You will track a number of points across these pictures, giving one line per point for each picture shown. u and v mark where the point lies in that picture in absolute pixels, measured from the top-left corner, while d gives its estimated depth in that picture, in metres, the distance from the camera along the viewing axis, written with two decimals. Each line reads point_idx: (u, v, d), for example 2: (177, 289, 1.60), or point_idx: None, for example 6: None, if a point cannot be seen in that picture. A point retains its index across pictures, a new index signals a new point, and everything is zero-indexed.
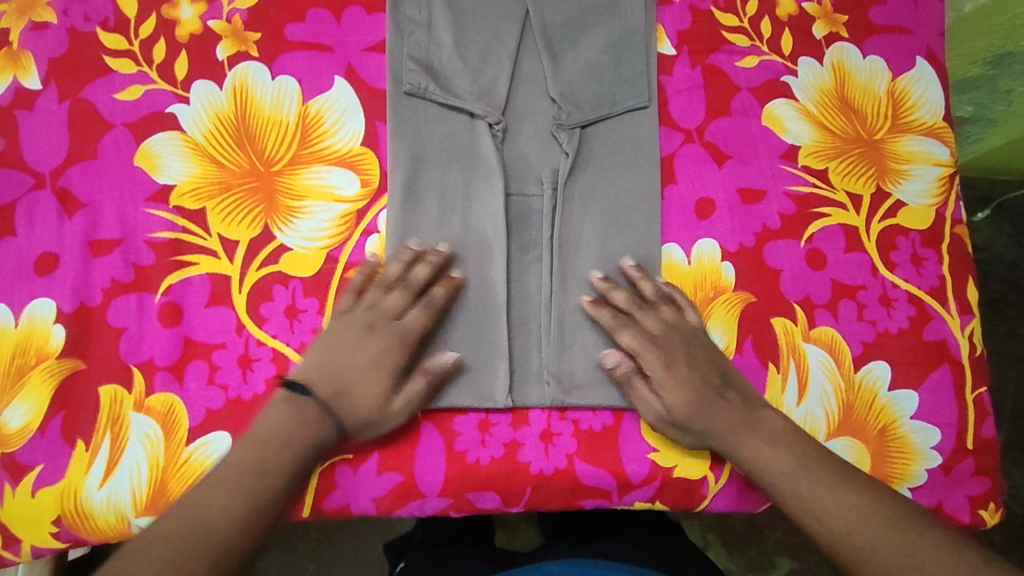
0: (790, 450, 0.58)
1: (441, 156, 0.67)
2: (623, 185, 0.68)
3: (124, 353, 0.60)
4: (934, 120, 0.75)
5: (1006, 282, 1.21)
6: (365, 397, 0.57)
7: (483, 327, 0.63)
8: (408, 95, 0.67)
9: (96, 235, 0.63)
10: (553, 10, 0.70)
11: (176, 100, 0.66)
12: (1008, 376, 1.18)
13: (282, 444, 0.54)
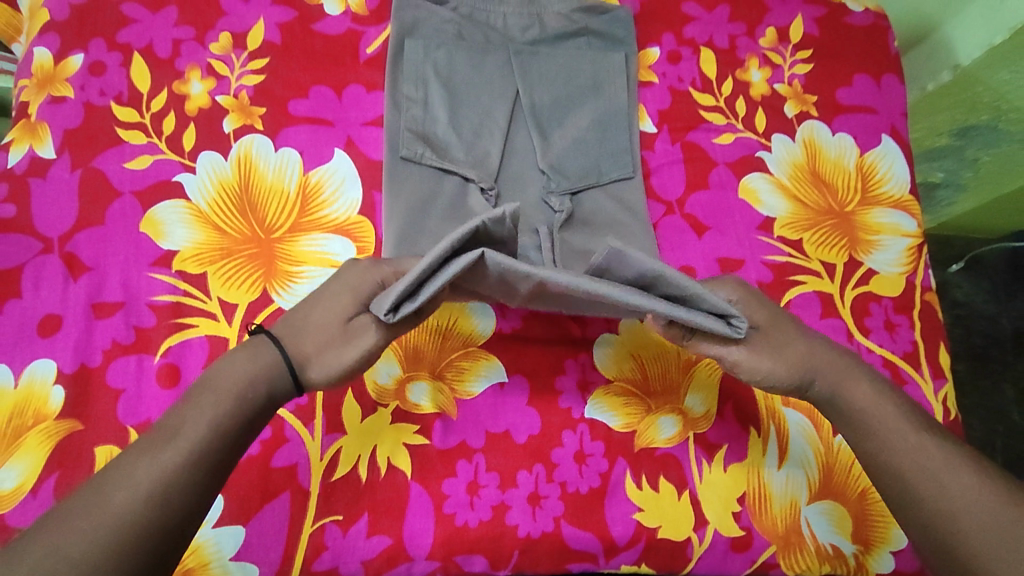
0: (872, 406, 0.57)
1: (439, 213, 0.69)
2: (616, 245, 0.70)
3: (122, 414, 0.62)
4: (901, 194, 0.80)
5: (990, 339, 1.26)
6: (324, 317, 0.53)
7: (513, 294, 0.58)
8: (405, 160, 0.71)
9: (99, 298, 0.65)
10: (542, 91, 0.75)
11: (183, 169, 0.70)
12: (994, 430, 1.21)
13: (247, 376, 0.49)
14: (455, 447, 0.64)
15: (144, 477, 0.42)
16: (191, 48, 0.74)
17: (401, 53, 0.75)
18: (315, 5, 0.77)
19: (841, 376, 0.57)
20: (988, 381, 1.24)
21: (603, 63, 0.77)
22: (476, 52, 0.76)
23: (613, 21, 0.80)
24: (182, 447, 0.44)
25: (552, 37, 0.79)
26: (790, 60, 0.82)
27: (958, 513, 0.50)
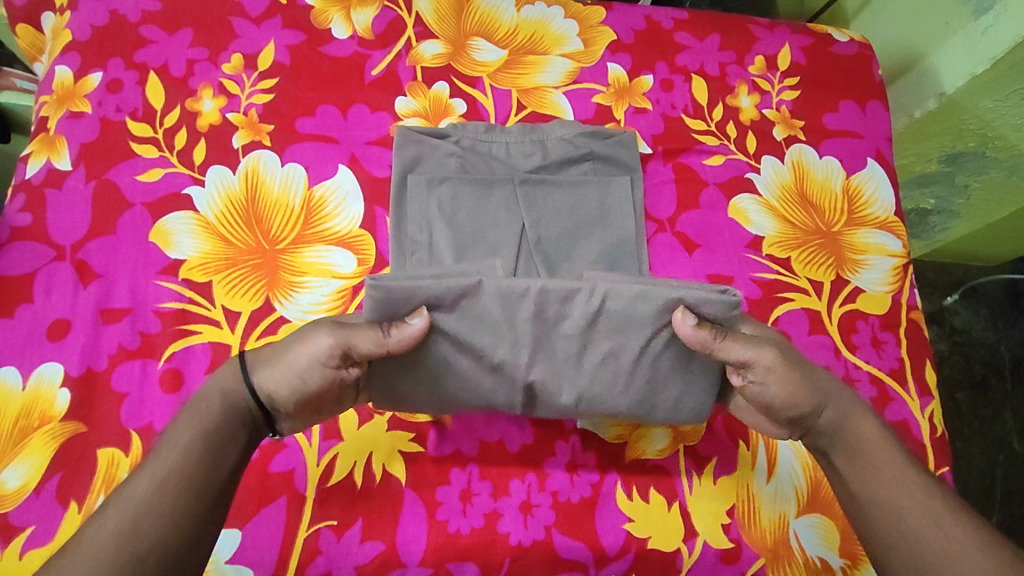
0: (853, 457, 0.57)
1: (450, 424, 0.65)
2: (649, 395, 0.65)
3: (124, 417, 0.63)
4: (887, 216, 0.82)
5: (988, 365, 1.28)
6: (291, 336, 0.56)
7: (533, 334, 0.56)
8: None
9: (108, 304, 0.67)
10: (549, 224, 0.73)
11: (193, 183, 0.73)
12: (995, 459, 1.24)
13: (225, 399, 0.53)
14: (449, 455, 0.66)
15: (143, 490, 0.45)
16: (204, 68, 0.77)
17: (404, 192, 0.74)
18: (323, 30, 0.81)
19: (850, 408, 0.59)
20: (989, 410, 1.26)
21: (607, 191, 0.76)
22: (479, 189, 0.73)
23: (618, 145, 0.78)
24: (152, 484, 0.46)
25: (556, 162, 0.77)
26: (778, 86, 0.86)
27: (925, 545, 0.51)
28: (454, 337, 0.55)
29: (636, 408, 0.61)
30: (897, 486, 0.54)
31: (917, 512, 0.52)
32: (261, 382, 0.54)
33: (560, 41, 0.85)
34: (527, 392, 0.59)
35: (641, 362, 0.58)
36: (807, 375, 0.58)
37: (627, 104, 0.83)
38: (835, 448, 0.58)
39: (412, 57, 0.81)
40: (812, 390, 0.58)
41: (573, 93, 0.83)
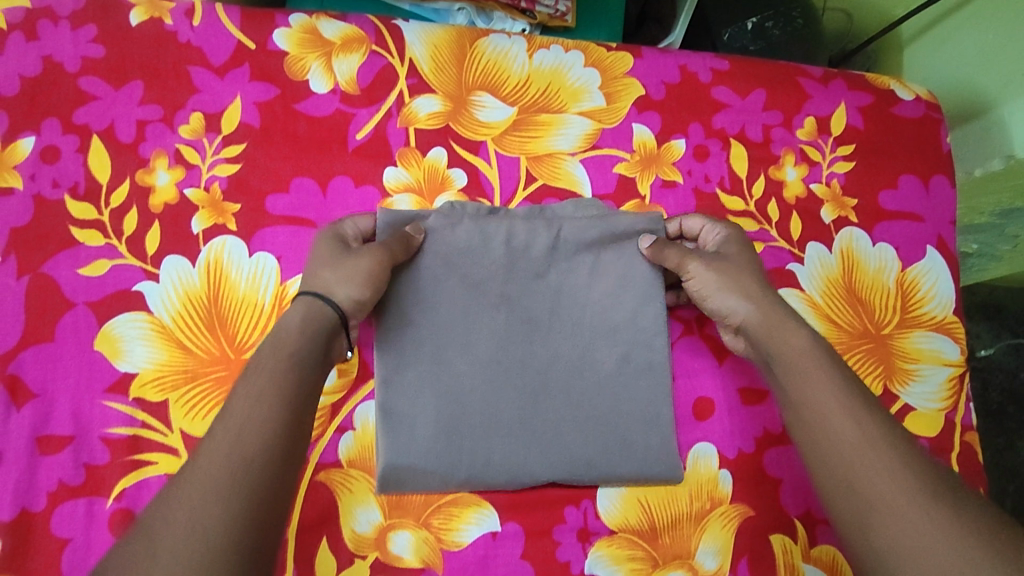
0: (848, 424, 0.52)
1: (433, 419, 0.61)
2: (631, 400, 0.65)
3: (66, 568, 0.55)
4: (945, 315, 0.72)
5: (1005, 392, 1.15)
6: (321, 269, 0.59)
7: (510, 262, 0.65)
8: (389, 411, 0.61)
9: (46, 430, 0.58)
10: (558, 339, 0.65)
11: (145, 277, 0.62)
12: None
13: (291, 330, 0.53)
14: None
15: (246, 436, 0.45)
16: (157, 130, 0.66)
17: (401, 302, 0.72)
18: (299, 82, 0.68)
19: (776, 321, 0.59)
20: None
21: (632, 270, 0.67)
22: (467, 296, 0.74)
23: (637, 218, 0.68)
24: (240, 423, 0.45)
25: (570, 244, 0.66)
26: (830, 156, 0.74)
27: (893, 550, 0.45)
28: (445, 258, 0.64)
29: (602, 327, 0.66)
30: (874, 467, 0.49)
31: (872, 467, 0.49)
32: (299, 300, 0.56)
33: (578, 95, 0.72)
34: (509, 311, 0.64)
35: (595, 280, 0.67)
36: (741, 261, 0.64)
37: (654, 175, 0.72)
38: (777, 357, 0.58)
39: (404, 117, 0.69)
40: (755, 272, 0.63)
41: (592, 161, 0.71)
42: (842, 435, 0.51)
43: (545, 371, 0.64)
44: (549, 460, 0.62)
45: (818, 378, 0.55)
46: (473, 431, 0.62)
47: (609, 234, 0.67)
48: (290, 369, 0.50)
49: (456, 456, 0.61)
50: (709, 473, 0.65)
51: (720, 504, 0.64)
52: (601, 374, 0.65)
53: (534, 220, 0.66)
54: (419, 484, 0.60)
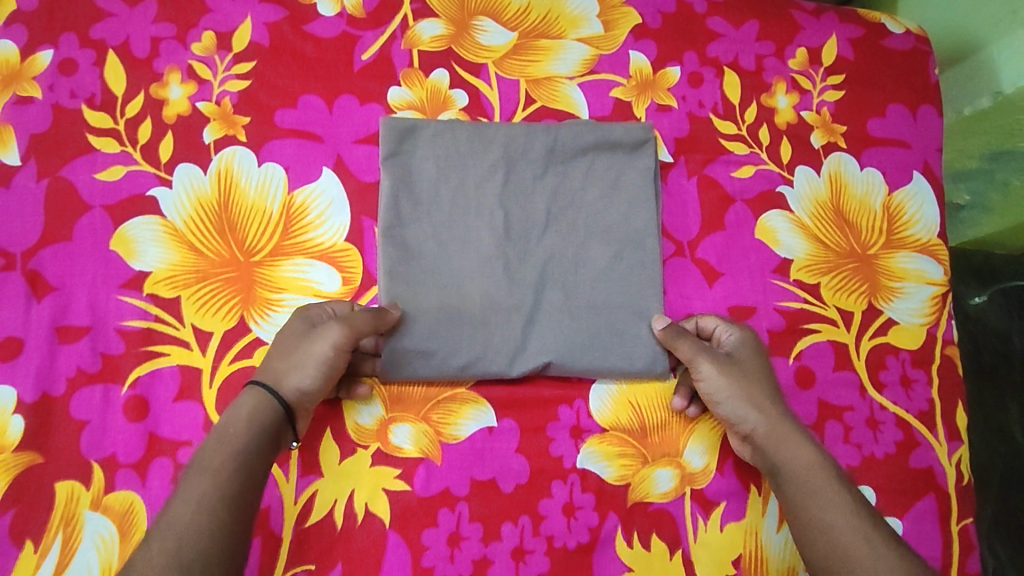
0: (813, 484, 0.59)
1: (434, 309, 0.64)
2: (624, 299, 0.67)
3: (85, 447, 0.59)
4: (929, 237, 0.74)
5: None
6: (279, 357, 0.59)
7: (507, 168, 0.68)
8: (392, 301, 0.64)
9: (65, 321, 0.61)
10: (554, 238, 0.68)
11: (158, 183, 0.65)
12: (995, 451, 1.07)
13: (235, 425, 0.55)
14: (438, 494, 0.62)
15: (184, 520, 0.50)
16: (170, 47, 0.68)
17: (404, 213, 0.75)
18: (307, 4, 0.71)
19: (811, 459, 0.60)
20: (994, 400, 1.10)
21: (624, 177, 0.70)
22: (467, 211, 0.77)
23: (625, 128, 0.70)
24: (182, 521, 0.50)
25: (565, 151, 0.69)
26: (820, 85, 0.76)
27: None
28: (445, 162, 0.67)
29: (596, 229, 0.69)
30: (836, 517, 0.57)
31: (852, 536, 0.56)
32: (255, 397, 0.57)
33: (577, 23, 0.75)
34: (506, 212, 0.67)
35: (589, 185, 0.70)
36: (756, 371, 0.64)
37: (649, 100, 0.74)
38: (782, 470, 0.61)
39: (408, 39, 0.72)
40: (766, 381, 0.64)
41: (590, 85, 0.74)
42: (834, 516, 0.57)
43: (544, 267, 0.67)
44: (546, 349, 0.65)
45: (807, 458, 0.60)
46: (474, 319, 0.64)
47: (602, 142, 0.70)
48: (230, 450, 0.54)
49: (458, 342, 0.64)
50: None
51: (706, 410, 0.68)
52: (595, 270, 0.67)
53: (533, 128, 0.70)
54: (422, 368, 0.63)
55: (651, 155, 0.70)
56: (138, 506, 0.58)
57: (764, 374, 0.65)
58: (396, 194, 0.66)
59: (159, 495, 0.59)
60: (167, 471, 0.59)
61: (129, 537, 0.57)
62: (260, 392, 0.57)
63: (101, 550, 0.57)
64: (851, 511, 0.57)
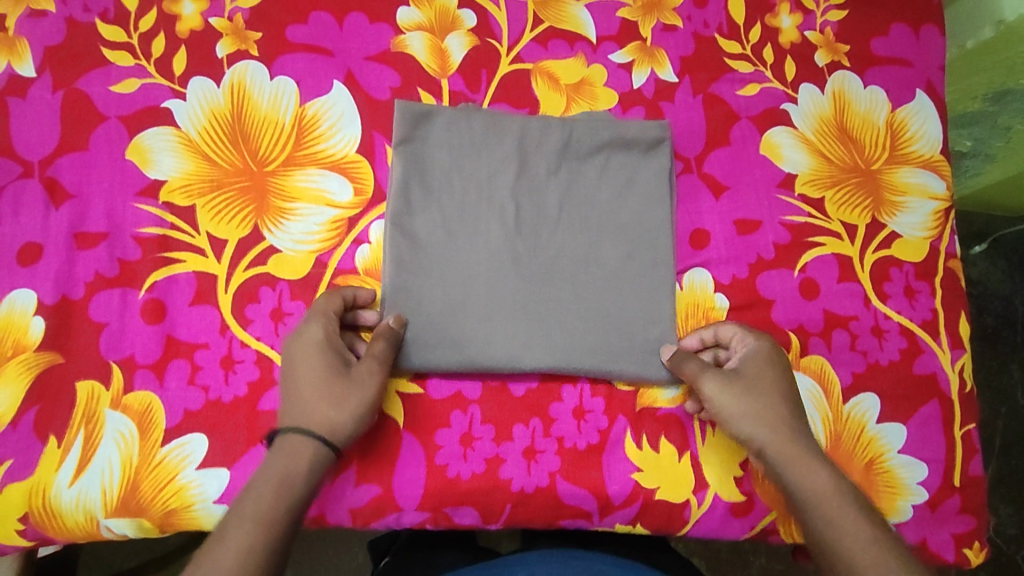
0: (832, 495, 0.55)
1: (439, 299, 0.63)
2: (634, 291, 0.66)
3: (104, 348, 0.60)
4: (932, 153, 0.75)
5: (1001, 317, 1.20)
6: (314, 402, 0.56)
7: (519, 163, 0.67)
8: (396, 293, 0.63)
9: (83, 227, 0.62)
10: (564, 235, 0.66)
11: (172, 95, 0.66)
12: (997, 411, 1.16)
13: (286, 462, 0.53)
14: (449, 397, 0.63)
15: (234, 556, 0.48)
16: None
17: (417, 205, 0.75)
18: None
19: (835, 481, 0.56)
20: (996, 362, 1.18)
21: (640, 174, 0.68)
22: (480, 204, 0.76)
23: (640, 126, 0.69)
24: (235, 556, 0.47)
25: (580, 148, 0.68)
26: (824, 5, 0.77)
27: None
28: (456, 154, 0.67)
29: (607, 225, 0.67)
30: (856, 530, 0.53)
31: (868, 557, 0.52)
32: (303, 441, 0.54)
33: None
34: (518, 205, 0.66)
35: (602, 181, 0.68)
36: (769, 383, 0.61)
37: (655, 20, 0.75)
38: (797, 491, 0.56)
39: None
40: (780, 393, 0.60)
41: (596, 6, 0.74)
42: (853, 535, 0.53)
43: (552, 262, 0.65)
44: (552, 342, 0.63)
45: (825, 481, 0.56)
46: (481, 308, 0.63)
47: (617, 139, 0.68)
48: (285, 485, 0.52)
49: (462, 335, 0.62)
50: (705, 297, 0.68)
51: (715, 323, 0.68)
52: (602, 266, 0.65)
53: (548, 120, 0.69)
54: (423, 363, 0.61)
55: (666, 155, 0.69)
56: (157, 405, 0.59)
57: (781, 387, 0.61)
58: (407, 181, 0.65)
59: (177, 396, 0.60)
60: (184, 373, 0.60)
61: (148, 435, 0.58)
62: (305, 439, 0.54)
63: (122, 447, 0.58)
64: (871, 529, 0.53)
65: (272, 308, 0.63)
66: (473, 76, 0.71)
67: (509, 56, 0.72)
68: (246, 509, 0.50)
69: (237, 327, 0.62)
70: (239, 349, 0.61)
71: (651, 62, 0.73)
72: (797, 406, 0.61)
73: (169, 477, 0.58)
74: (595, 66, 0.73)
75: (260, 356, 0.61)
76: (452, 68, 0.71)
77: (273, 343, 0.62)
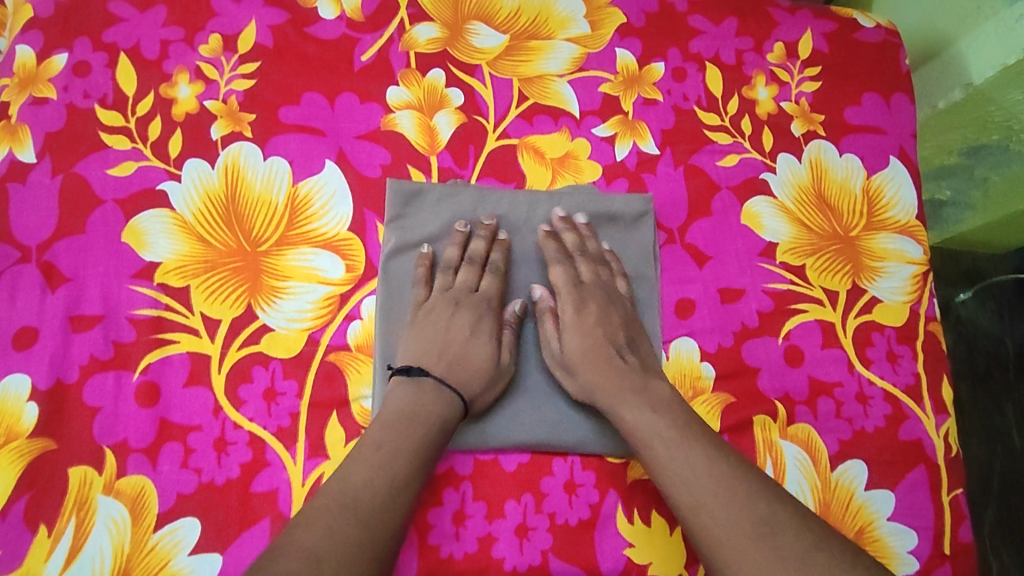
0: (674, 418, 0.60)
1: None
2: None
3: (97, 433, 0.60)
4: (908, 219, 0.77)
5: (992, 356, 1.21)
6: (473, 365, 0.64)
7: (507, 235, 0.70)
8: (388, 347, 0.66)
9: (78, 310, 0.63)
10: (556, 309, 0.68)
11: (168, 178, 0.67)
12: (993, 450, 1.17)
13: (429, 399, 0.61)
14: (441, 473, 0.64)
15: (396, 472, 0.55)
16: (179, 50, 0.72)
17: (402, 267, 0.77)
18: (309, 8, 0.75)
19: (676, 441, 0.59)
20: (990, 402, 1.19)
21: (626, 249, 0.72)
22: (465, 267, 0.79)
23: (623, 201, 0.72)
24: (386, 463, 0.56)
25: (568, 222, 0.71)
26: (798, 77, 0.80)
27: (704, 525, 0.54)
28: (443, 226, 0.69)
29: None
30: (689, 458, 0.57)
31: (708, 506, 0.55)
32: (440, 391, 0.61)
33: (565, 23, 0.79)
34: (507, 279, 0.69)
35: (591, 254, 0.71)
36: (590, 314, 0.67)
37: (636, 94, 0.77)
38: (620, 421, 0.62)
39: (405, 42, 0.75)
40: (604, 332, 0.66)
41: (580, 81, 0.77)
42: (671, 462, 0.58)
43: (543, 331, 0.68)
44: (541, 416, 0.66)
45: (659, 441, 0.59)
46: (476, 306, 0.67)
47: (601, 214, 0.72)
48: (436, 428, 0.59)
49: (490, 329, 0.66)
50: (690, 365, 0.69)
51: (702, 393, 0.69)
52: (569, 247, 0.69)
53: (536, 196, 0.71)
54: (426, 360, 0.63)
55: (650, 228, 0.72)
56: (150, 490, 0.59)
57: (615, 330, 0.67)
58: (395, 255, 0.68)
59: (170, 479, 0.60)
60: (177, 456, 0.61)
61: (140, 521, 0.58)
62: (434, 388, 0.61)
63: (114, 534, 0.58)
64: (712, 461, 0.57)
65: (264, 388, 0.63)
66: (461, 153, 0.73)
67: (496, 132, 0.74)
68: (354, 518, 0.52)
69: (230, 407, 0.62)
70: (232, 431, 0.62)
71: (633, 135, 0.76)
72: (617, 341, 0.66)
73: (160, 563, 0.58)
74: (579, 140, 0.75)
75: (252, 437, 0.62)
76: (441, 145, 0.73)
77: (265, 424, 0.62)
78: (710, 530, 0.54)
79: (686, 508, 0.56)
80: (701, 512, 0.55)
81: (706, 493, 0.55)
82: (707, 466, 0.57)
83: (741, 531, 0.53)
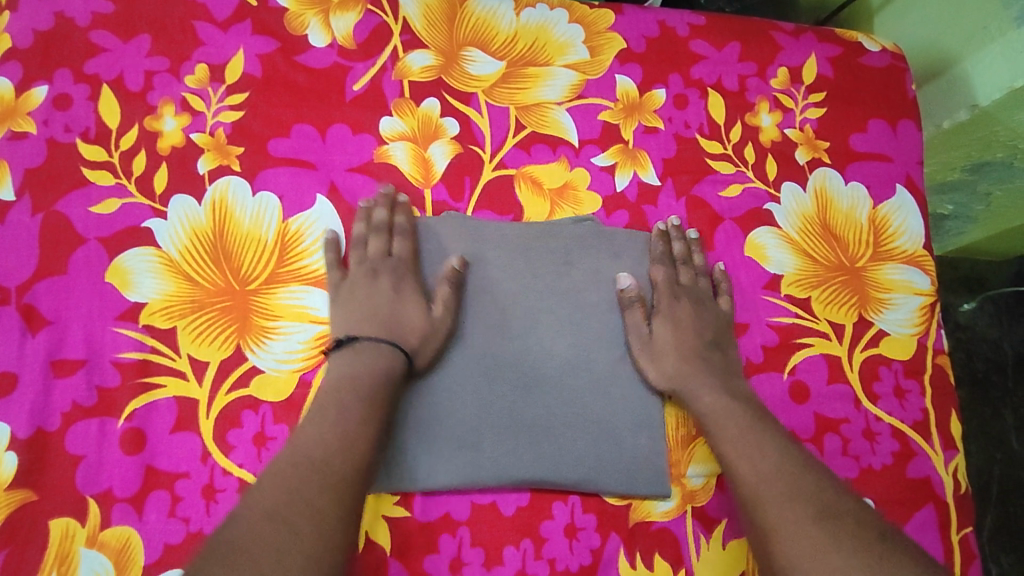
0: (745, 409, 0.63)
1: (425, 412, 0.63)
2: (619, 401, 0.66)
3: (80, 483, 0.58)
4: (915, 248, 0.76)
5: (992, 362, 1.19)
6: (410, 327, 0.63)
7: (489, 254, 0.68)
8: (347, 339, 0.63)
9: (60, 354, 0.61)
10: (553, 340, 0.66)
11: (154, 214, 0.65)
12: (992, 457, 1.15)
13: (373, 355, 0.61)
14: (438, 519, 0.61)
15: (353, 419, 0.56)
16: (165, 80, 0.70)
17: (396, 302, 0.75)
18: (298, 36, 0.73)
19: (749, 430, 0.61)
20: (988, 408, 1.17)
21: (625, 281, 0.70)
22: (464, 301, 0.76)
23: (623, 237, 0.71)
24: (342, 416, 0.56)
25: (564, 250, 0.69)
26: (802, 103, 0.79)
27: (765, 506, 0.56)
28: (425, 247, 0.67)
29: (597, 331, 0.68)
30: (759, 446, 0.59)
31: (769, 491, 0.57)
32: (379, 349, 0.61)
33: (563, 49, 0.77)
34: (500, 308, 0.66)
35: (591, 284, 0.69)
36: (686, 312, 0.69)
37: (636, 121, 0.76)
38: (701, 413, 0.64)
39: (398, 70, 0.73)
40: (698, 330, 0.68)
41: (578, 109, 0.75)
42: (738, 452, 0.60)
43: (538, 359, 0.65)
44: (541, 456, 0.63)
45: (734, 422, 0.61)
46: (394, 271, 0.66)
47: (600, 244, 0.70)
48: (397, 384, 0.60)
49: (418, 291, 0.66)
50: None
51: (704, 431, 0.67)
52: (660, 248, 0.70)
53: (531, 228, 0.69)
54: (357, 326, 0.63)
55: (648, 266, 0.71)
56: (135, 541, 0.57)
57: (709, 326, 0.69)
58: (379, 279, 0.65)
59: (156, 529, 0.58)
60: (164, 505, 0.58)
61: None
62: (371, 347, 0.61)
63: None
64: (784, 454, 0.59)
65: (254, 433, 0.61)
66: (457, 184, 0.71)
67: (493, 162, 0.72)
68: (314, 467, 0.52)
69: (219, 453, 0.60)
70: (221, 478, 0.60)
71: (633, 164, 0.74)
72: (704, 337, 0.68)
73: None
74: (578, 170, 0.73)
75: (242, 483, 0.60)
76: (435, 176, 0.71)
77: (255, 470, 0.60)
78: (769, 508, 0.56)
79: (748, 488, 0.58)
80: (768, 504, 0.56)
81: (769, 480, 0.57)
82: (776, 460, 0.58)
83: (793, 512, 0.55)
